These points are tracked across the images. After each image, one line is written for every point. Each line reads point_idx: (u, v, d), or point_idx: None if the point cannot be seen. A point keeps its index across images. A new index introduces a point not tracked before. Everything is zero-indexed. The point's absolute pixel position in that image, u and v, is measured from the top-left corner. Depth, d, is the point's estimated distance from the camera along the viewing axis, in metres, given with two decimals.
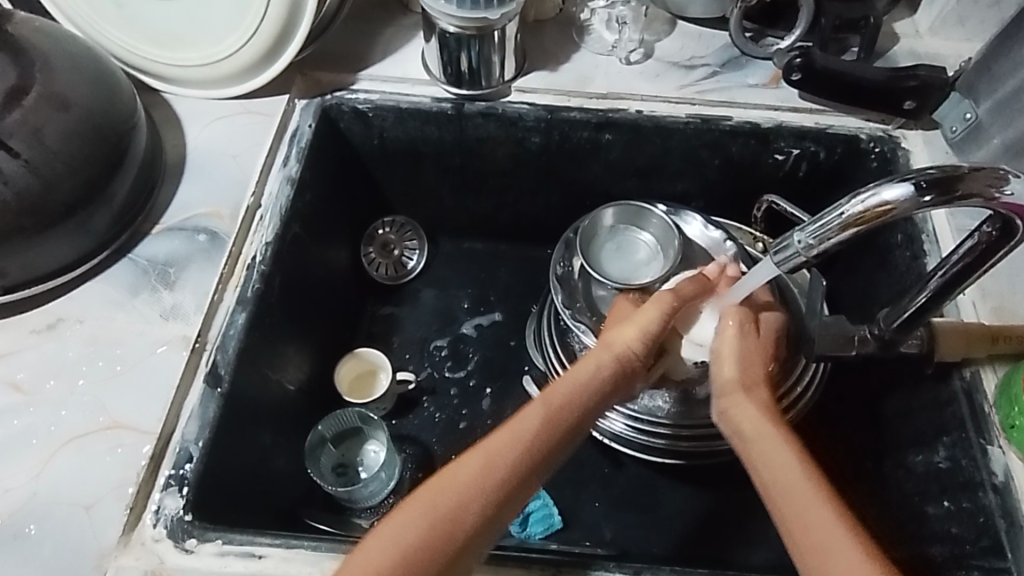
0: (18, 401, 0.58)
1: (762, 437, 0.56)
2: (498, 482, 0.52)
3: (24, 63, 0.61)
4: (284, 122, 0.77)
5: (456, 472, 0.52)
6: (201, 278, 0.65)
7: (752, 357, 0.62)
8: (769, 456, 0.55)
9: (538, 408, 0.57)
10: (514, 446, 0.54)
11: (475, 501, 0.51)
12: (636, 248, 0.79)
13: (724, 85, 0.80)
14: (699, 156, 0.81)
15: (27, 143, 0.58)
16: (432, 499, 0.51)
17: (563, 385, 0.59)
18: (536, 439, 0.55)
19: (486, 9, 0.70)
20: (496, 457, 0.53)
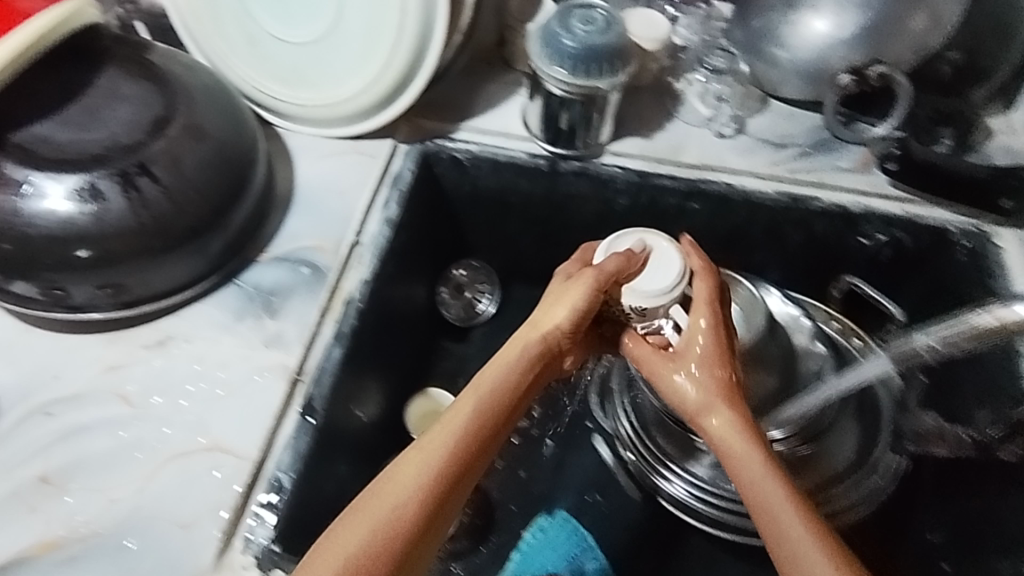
0: (126, 414, 0.60)
1: (738, 455, 0.59)
2: (436, 477, 0.53)
3: (169, 95, 0.65)
4: (386, 165, 0.80)
5: (398, 479, 0.53)
6: (303, 309, 0.67)
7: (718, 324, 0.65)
8: (750, 483, 0.57)
9: (468, 407, 0.57)
10: (445, 439, 0.55)
11: (415, 503, 0.52)
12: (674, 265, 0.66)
13: (816, 166, 0.82)
14: (783, 232, 0.83)
15: (167, 171, 0.61)
16: (371, 505, 0.52)
17: (492, 384, 0.59)
18: (467, 432, 0.56)
19: (596, 78, 0.73)
20: (432, 451, 0.54)
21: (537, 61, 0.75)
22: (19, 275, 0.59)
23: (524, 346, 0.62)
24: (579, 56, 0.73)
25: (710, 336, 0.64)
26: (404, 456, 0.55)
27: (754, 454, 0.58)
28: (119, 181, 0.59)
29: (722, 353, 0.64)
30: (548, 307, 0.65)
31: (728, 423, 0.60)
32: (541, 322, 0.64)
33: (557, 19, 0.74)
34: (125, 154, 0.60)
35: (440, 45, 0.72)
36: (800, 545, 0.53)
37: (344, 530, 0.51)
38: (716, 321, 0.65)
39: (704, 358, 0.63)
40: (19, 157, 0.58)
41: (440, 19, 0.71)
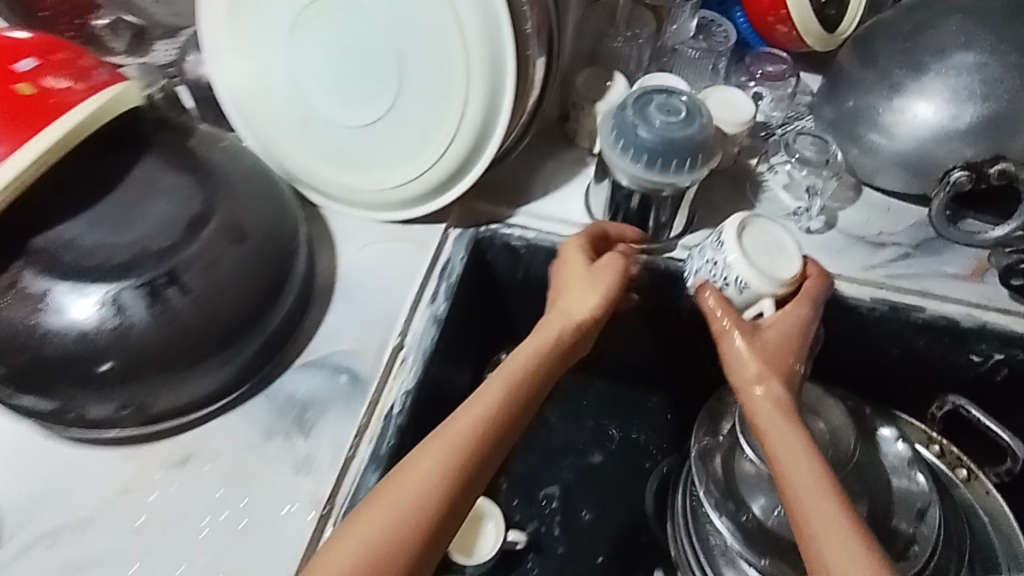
0: (139, 546, 0.54)
1: (780, 434, 0.58)
2: (464, 457, 0.52)
3: (209, 187, 0.59)
4: (436, 253, 0.73)
5: (423, 462, 0.51)
6: (339, 427, 0.61)
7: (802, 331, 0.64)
8: (784, 465, 0.56)
9: (500, 387, 0.56)
10: (473, 425, 0.53)
11: (437, 484, 0.50)
12: (791, 254, 0.66)
13: (918, 271, 0.72)
14: (876, 343, 0.73)
15: (201, 278, 0.56)
16: (391, 496, 0.50)
17: (524, 364, 0.58)
18: (495, 414, 0.55)
19: (674, 173, 0.65)
20: (456, 441, 0.52)
21: (608, 151, 0.67)
22: (37, 391, 0.54)
23: (555, 328, 0.61)
24: (656, 149, 0.65)
25: (793, 325, 0.64)
26: (429, 440, 0.53)
27: (794, 433, 0.58)
28: (145, 294, 0.53)
29: (800, 340, 0.63)
30: (573, 292, 0.64)
31: (774, 397, 0.60)
32: (564, 307, 0.63)
33: (634, 107, 0.66)
34: (155, 262, 0.54)
35: (502, 135, 0.66)
36: (835, 536, 0.51)
37: (369, 514, 0.49)
38: (806, 316, 0.64)
39: (775, 346, 0.62)
40: (41, 264, 0.52)
41: (505, 107, 0.65)
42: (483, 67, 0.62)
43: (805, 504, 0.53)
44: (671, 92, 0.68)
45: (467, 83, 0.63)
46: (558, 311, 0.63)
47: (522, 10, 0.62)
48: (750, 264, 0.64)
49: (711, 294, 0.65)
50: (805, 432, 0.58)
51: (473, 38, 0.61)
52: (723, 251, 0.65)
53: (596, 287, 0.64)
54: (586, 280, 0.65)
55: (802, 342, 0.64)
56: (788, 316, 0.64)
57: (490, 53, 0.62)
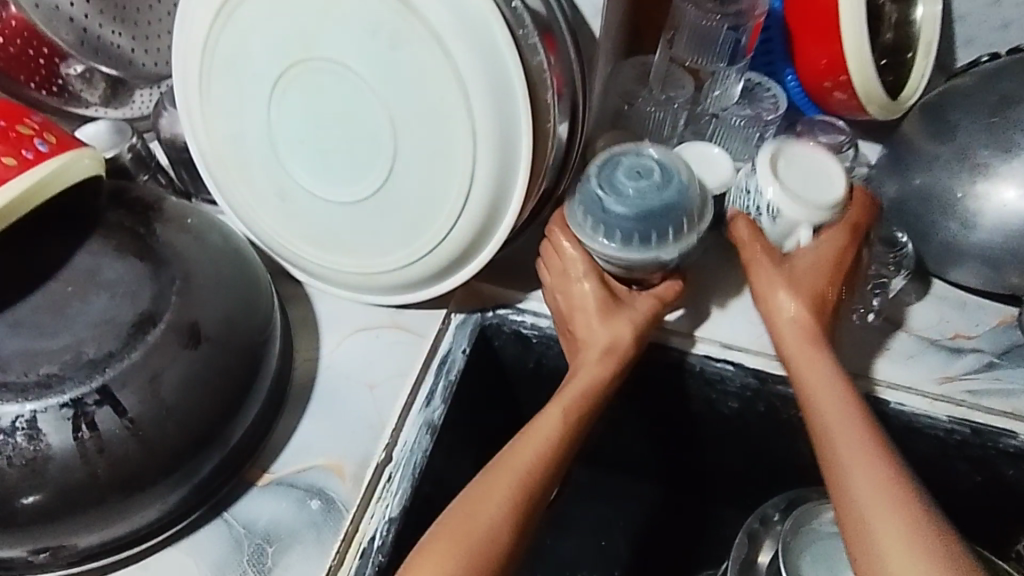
0: None
1: (818, 386, 0.51)
2: (526, 486, 0.49)
3: (164, 279, 0.50)
4: (433, 345, 0.63)
5: (488, 500, 0.48)
6: (304, 568, 0.51)
7: (841, 264, 0.56)
8: (822, 410, 0.50)
9: (555, 414, 0.53)
10: (538, 450, 0.51)
11: (506, 520, 0.47)
12: (836, 178, 0.59)
13: (1006, 386, 0.60)
14: (953, 468, 0.61)
15: (140, 397, 0.46)
16: (461, 537, 0.46)
17: (573, 383, 0.55)
18: (551, 446, 0.52)
19: (657, 247, 0.55)
20: (521, 471, 0.50)
21: (577, 233, 0.57)
22: None
23: (589, 371, 0.56)
24: (631, 222, 0.55)
25: (830, 251, 0.57)
26: (489, 470, 0.50)
27: (825, 379, 0.51)
28: (68, 418, 0.44)
29: (837, 267, 0.56)
30: (594, 322, 0.58)
31: (801, 318, 0.55)
32: (585, 338, 0.58)
33: (598, 175, 0.57)
34: (86, 375, 0.45)
35: (512, 224, 0.56)
36: (871, 492, 0.44)
37: (428, 554, 0.46)
38: (847, 243, 0.57)
39: (813, 272, 0.56)
40: None
41: (516, 192, 0.55)
42: (491, 143, 0.52)
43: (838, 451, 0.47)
44: (637, 152, 0.58)
45: (471, 162, 0.53)
46: (588, 347, 0.57)
47: (542, 76, 0.54)
48: (785, 190, 0.59)
49: (739, 218, 0.59)
50: (845, 381, 0.51)
51: (481, 112, 0.51)
52: (755, 179, 0.60)
53: (611, 324, 0.58)
54: (598, 308, 0.58)
55: (841, 274, 0.56)
56: (828, 240, 0.57)
57: (502, 131, 0.52)
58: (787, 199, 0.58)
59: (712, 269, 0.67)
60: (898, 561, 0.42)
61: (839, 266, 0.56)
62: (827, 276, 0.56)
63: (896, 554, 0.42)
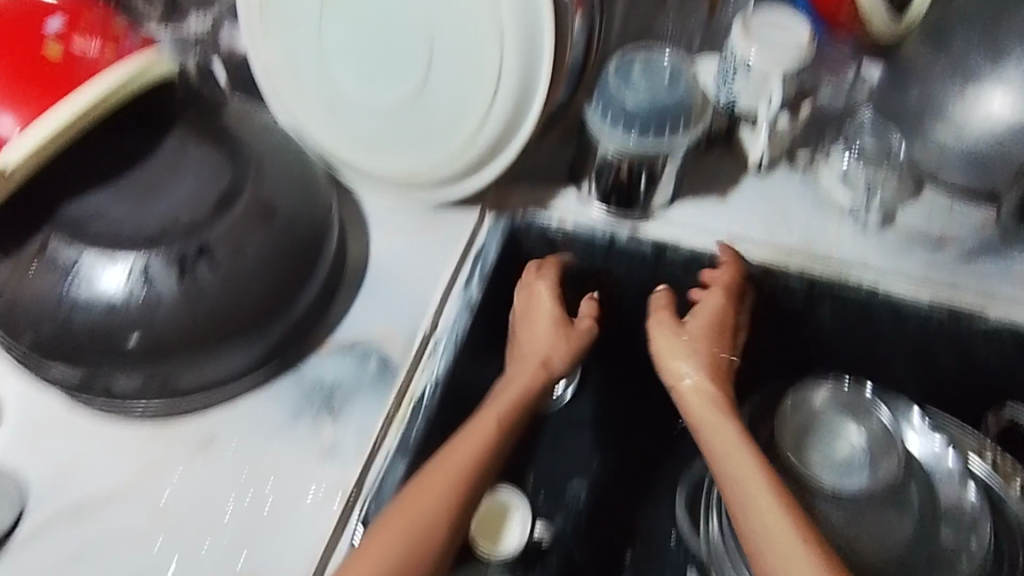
0: (161, 528, 0.53)
1: (707, 411, 0.60)
2: (465, 477, 0.53)
3: (241, 163, 0.57)
4: (469, 240, 0.70)
5: (429, 492, 0.51)
6: (367, 416, 0.59)
7: (724, 328, 0.65)
8: (707, 434, 0.58)
9: (489, 422, 0.58)
10: (476, 449, 0.55)
11: (443, 519, 0.51)
12: (802, 30, 0.66)
13: (984, 275, 0.67)
14: (934, 350, 0.69)
15: (229, 254, 0.54)
16: (403, 525, 0.49)
17: (509, 392, 0.61)
18: (488, 447, 0.56)
19: (671, 137, 0.63)
20: (461, 468, 0.53)
21: (596, 128, 0.64)
22: (63, 356, 0.53)
23: (518, 381, 0.62)
24: (646, 117, 0.62)
25: (714, 311, 0.65)
26: (441, 457, 0.54)
27: (723, 418, 0.59)
28: (174, 267, 0.52)
29: (723, 329, 0.65)
30: (531, 334, 0.66)
31: (703, 391, 0.61)
32: (519, 354, 0.65)
33: (614, 77, 0.64)
34: (185, 236, 0.52)
35: (536, 118, 0.63)
36: (753, 502, 0.52)
37: (377, 542, 0.49)
38: (733, 295, 0.66)
39: (709, 324, 0.65)
40: (69, 233, 0.51)
41: (539, 90, 0.61)
42: (518, 41, 0.58)
43: (724, 472, 0.55)
44: (648, 57, 0.65)
45: (500, 58, 0.59)
46: (527, 358, 0.64)
47: None
48: (760, 47, 0.65)
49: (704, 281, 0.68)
50: (734, 415, 0.59)
51: (507, 11, 0.57)
52: (732, 43, 0.67)
53: (540, 333, 0.65)
54: (535, 325, 0.66)
55: (727, 324, 0.65)
56: (710, 292, 0.66)
57: (525, 28, 0.58)
58: (760, 52, 0.65)
59: (719, 178, 0.74)
60: (752, 510, 0.51)
61: (723, 325, 0.65)
62: (715, 327, 0.65)
63: (754, 522, 0.51)
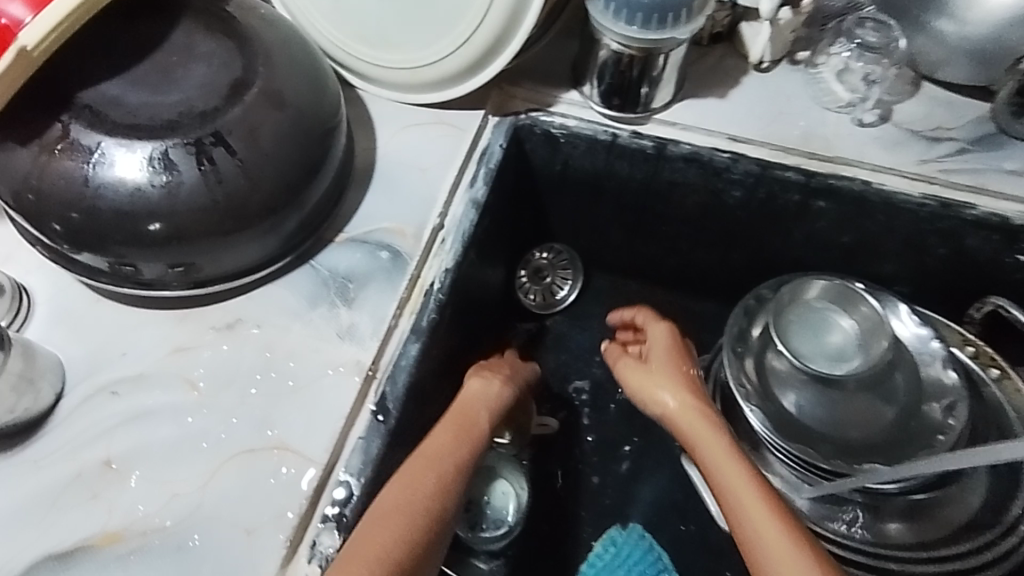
0: (191, 401, 0.57)
1: (699, 437, 0.59)
2: (431, 491, 0.52)
3: (249, 54, 0.58)
4: (474, 139, 0.72)
5: (395, 502, 0.50)
6: (381, 301, 0.62)
7: (695, 387, 0.63)
8: (709, 454, 0.57)
9: (449, 434, 0.57)
10: (437, 465, 0.54)
11: (414, 537, 0.49)
12: None
13: (975, 166, 0.69)
14: (923, 242, 0.72)
15: (244, 142, 0.55)
16: (376, 543, 0.48)
17: (460, 416, 0.59)
18: (449, 460, 0.55)
19: (673, 28, 0.63)
20: (424, 488, 0.52)
21: (599, 18, 0.65)
22: (87, 248, 0.55)
23: (474, 397, 0.62)
24: (650, 6, 0.62)
25: (688, 384, 0.64)
26: (398, 479, 0.52)
27: (722, 446, 0.57)
28: (192, 153, 0.54)
29: (687, 351, 0.68)
30: (470, 389, 0.64)
31: (686, 410, 0.61)
32: (460, 398, 0.62)
33: None
34: (200, 122, 0.54)
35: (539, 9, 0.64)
36: (768, 547, 0.50)
37: (346, 566, 0.46)
38: (694, 372, 0.65)
39: (670, 356, 0.67)
40: (88, 119, 0.53)
41: None
42: None
43: (734, 504, 0.53)
44: None
45: None
46: (460, 406, 0.61)
47: None
48: None
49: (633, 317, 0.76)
50: (734, 442, 0.58)
51: None
52: None
53: (484, 391, 0.64)
54: (483, 373, 0.66)
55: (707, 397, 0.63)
56: (659, 364, 0.66)
57: None
58: None
59: (720, 76, 0.75)
60: (770, 548, 0.50)
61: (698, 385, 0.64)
62: (692, 389, 0.63)
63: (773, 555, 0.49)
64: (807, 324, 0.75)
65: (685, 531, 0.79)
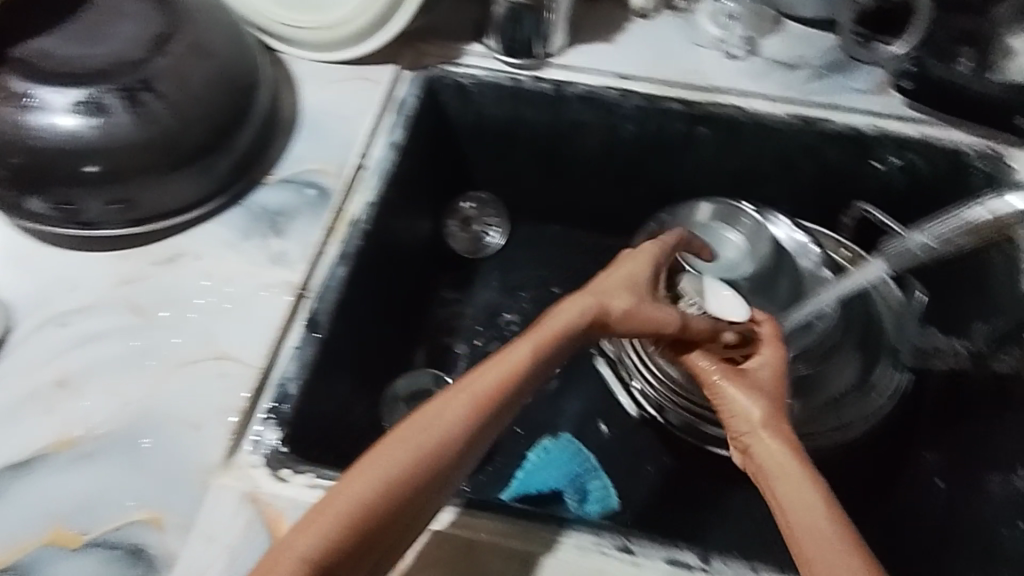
0: (138, 324, 0.63)
1: (783, 472, 0.57)
2: (433, 442, 0.52)
3: (172, 12, 0.65)
4: (391, 91, 0.79)
5: (398, 436, 0.52)
6: (309, 230, 0.69)
7: (777, 400, 0.63)
8: (778, 466, 0.57)
9: (483, 376, 0.56)
10: (457, 412, 0.54)
11: (407, 480, 0.50)
12: None
13: (829, 89, 0.79)
14: (794, 158, 0.81)
15: (171, 86, 0.62)
16: (360, 478, 0.50)
17: (505, 369, 0.56)
18: (479, 409, 0.54)
19: None
20: (428, 436, 0.52)
21: None
22: (32, 188, 0.61)
23: (563, 321, 0.60)
24: None
25: (767, 398, 0.63)
26: (414, 417, 0.54)
27: (810, 479, 0.56)
28: (123, 97, 0.60)
29: (782, 384, 0.65)
30: (564, 305, 0.61)
31: (766, 423, 0.60)
32: (504, 347, 0.59)
33: None
34: (130, 70, 0.61)
35: None
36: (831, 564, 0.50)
37: (338, 492, 0.49)
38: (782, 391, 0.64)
39: (766, 381, 0.65)
40: (26, 70, 0.60)
41: None
42: None
43: (797, 521, 0.54)
44: None
45: None
46: (530, 333, 0.59)
47: None
48: None
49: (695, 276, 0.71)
50: (808, 462, 0.58)
51: None
52: None
53: (569, 313, 0.60)
54: (569, 305, 0.61)
55: (778, 412, 0.61)
56: (765, 389, 0.64)
57: None
58: None
59: (608, 26, 0.84)
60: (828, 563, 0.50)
61: (777, 411, 0.61)
62: (766, 414, 0.61)
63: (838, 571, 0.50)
64: (701, 243, 0.80)
65: (609, 438, 0.86)
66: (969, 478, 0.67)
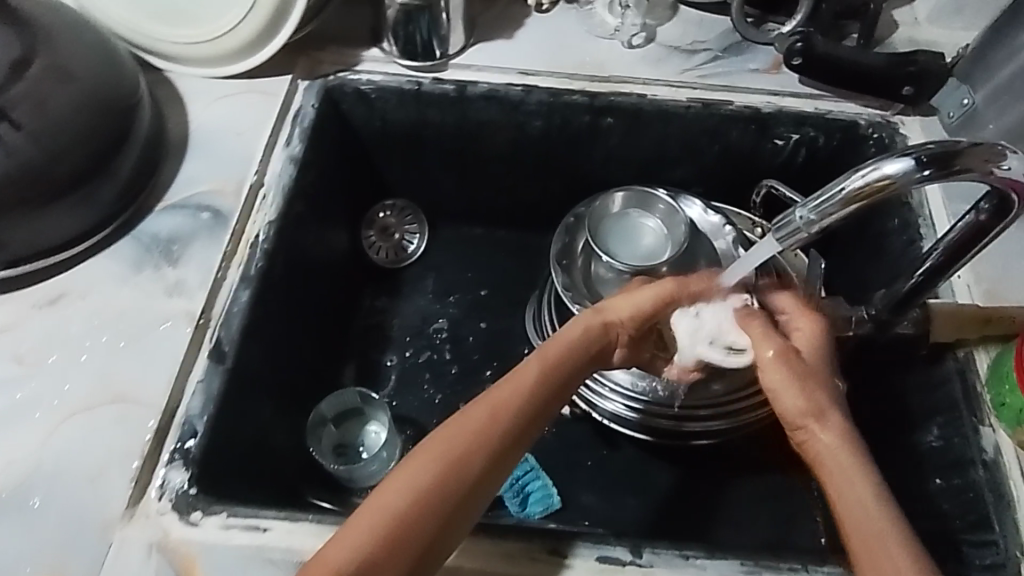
0: (22, 374, 0.58)
1: (838, 458, 0.52)
2: (451, 461, 0.51)
3: (27, 36, 0.61)
4: (286, 102, 0.76)
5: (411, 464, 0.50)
6: (205, 255, 0.65)
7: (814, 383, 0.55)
8: (830, 463, 0.52)
9: (502, 393, 0.54)
10: (473, 432, 0.52)
11: (429, 505, 0.49)
12: None
13: (726, 70, 0.81)
14: (699, 141, 0.82)
15: (31, 116, 0.58)
16: (373, 508, 0.49)
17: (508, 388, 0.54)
18: (491, 428, 0.52)
19: None
20: (453, 459, 0.51)
21: None
22: None
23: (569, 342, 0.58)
24: None
25: (805, 382, 0.55)
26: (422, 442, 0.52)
27: (862, 478, 0.50)
28: None
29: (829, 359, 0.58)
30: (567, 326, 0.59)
31: (812, 415, 0.53)
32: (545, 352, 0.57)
33: None
34: None
35: None
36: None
37: (357, 521, 0.48)
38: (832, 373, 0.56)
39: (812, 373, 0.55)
40: None
41: None
42: None
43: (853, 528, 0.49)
44: None
45: None
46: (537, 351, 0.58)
47: None
48: None
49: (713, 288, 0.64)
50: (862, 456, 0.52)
51: None
52: None
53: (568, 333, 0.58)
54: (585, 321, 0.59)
55: (827, 397, 0.54)
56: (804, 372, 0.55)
57: None
58: None
59: (506, 23, 0.84)
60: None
61: (818, 395, 0.54)
62: (810, 405, 0.54)
63: None
64: (619, 232, 0.81)
65: None
66: (888, 438, 0.69)
